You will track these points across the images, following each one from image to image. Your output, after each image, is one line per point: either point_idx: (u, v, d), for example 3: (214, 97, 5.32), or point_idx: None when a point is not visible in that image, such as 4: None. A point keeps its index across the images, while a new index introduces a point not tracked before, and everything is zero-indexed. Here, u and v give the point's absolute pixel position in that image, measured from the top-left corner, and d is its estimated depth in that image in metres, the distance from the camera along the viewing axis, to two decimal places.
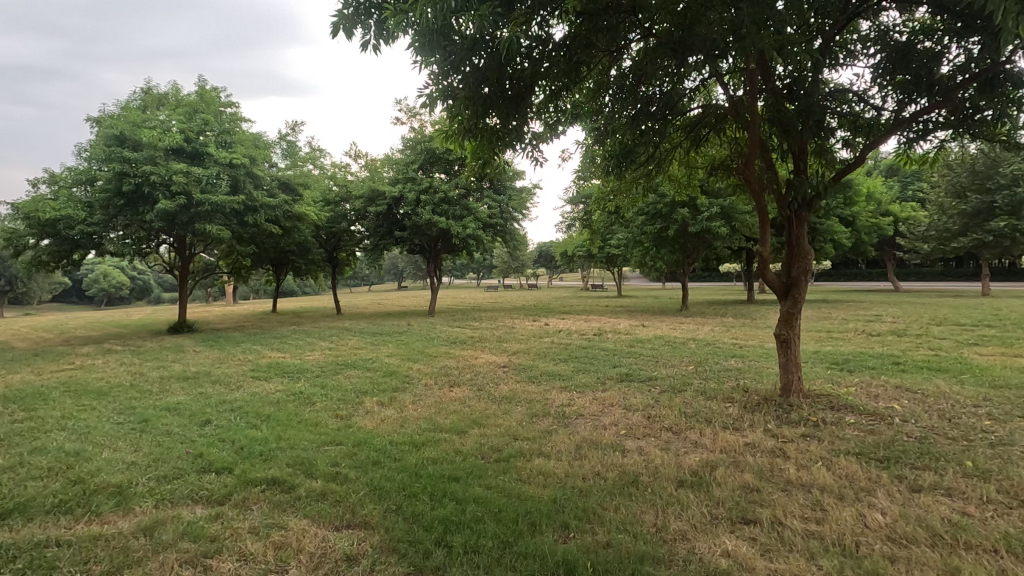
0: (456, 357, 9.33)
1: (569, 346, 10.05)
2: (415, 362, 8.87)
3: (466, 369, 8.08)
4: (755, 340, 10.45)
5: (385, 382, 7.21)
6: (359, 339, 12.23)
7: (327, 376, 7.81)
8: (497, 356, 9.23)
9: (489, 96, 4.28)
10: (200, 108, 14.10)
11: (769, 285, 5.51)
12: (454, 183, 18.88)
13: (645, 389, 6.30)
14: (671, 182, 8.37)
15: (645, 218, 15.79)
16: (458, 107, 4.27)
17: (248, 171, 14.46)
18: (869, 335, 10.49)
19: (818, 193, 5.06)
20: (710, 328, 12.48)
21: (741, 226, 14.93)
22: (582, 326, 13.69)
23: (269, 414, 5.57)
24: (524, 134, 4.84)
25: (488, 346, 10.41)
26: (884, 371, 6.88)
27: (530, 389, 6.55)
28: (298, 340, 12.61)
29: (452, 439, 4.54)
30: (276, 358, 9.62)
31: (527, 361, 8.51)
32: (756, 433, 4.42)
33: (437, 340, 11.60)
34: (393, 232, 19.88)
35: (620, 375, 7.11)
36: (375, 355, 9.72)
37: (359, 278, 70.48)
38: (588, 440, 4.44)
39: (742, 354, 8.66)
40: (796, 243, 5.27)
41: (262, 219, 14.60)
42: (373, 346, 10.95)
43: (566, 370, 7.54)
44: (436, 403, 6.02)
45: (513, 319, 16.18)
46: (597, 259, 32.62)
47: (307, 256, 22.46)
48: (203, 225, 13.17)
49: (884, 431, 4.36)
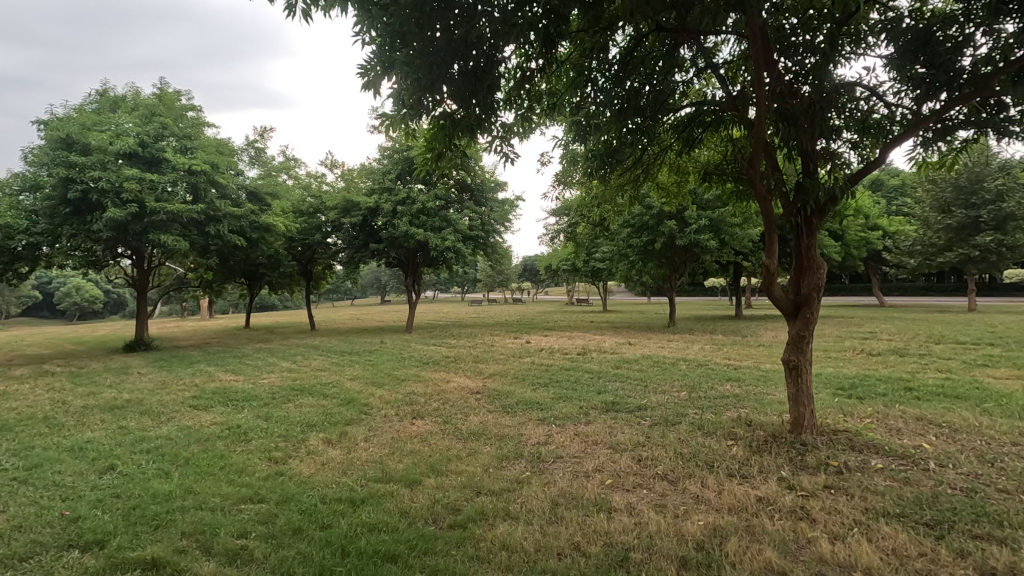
0: (426, 381, 8.48)
1: (550, 367, 9.25)
2: (381, 387, 8.01)
3: (435, 396, 7.23)
4: (749, 360, 9.75)
5: (340, 413, 6.34)
6: (325, 360, 11.31)
7: (276, 404, 6.90)
8: (471, 379, 8.41)
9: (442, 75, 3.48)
10: (159, 111, 13.21)
11: (775, 304, 4.79)
12: (433, 194, 18.16)
13: (634, 421, 5.51)
14: (657, 188, 7.75)
15: (631, 230, 15.15)
16: (406, 91, 3.45)
17: (210, 179, 13.57)
18: (869, 355, 9.87)
19: (834, 197, 4.40)
20: (700, 346, 11.79)
21: (731, 240, 14.33)
22: (565, 344, 12.90)
23: (189, 457, 4.67)
24: (492, 125, 4.09)
25: (464, 368, 9.56)
26: (897, 398, 6.18)
27: (504, 421, 5.74)
28: (259, 360, 11.64)
29: (400, 494, 3.71)
30: (226, 383, 8.66)
31: (503, 386, 7.68)
32: (769, 484, 3.66)
33: (408, 361, 10.72)
34: (369, 244, 19.01)
35: (605, 404, 6.31)
36: (339, 378, 8.84)
37: (341, 293, 69.26)
38: (566, 495, 3.64)
39: (738, 377, 7.94)
40: (807, 254, 4.59)
41: (225, 230, 13.67)
42: (337, 368, 10.02)
43: (545, 398, 6.74)
44: (391, 442, 5.16)
45: (493, 337, 15.35)
46: (582, 273, 31.96)
47: (280, 269, 21.44)
48: (157, 235, 12.20)
49: (922, 481, 3.62)
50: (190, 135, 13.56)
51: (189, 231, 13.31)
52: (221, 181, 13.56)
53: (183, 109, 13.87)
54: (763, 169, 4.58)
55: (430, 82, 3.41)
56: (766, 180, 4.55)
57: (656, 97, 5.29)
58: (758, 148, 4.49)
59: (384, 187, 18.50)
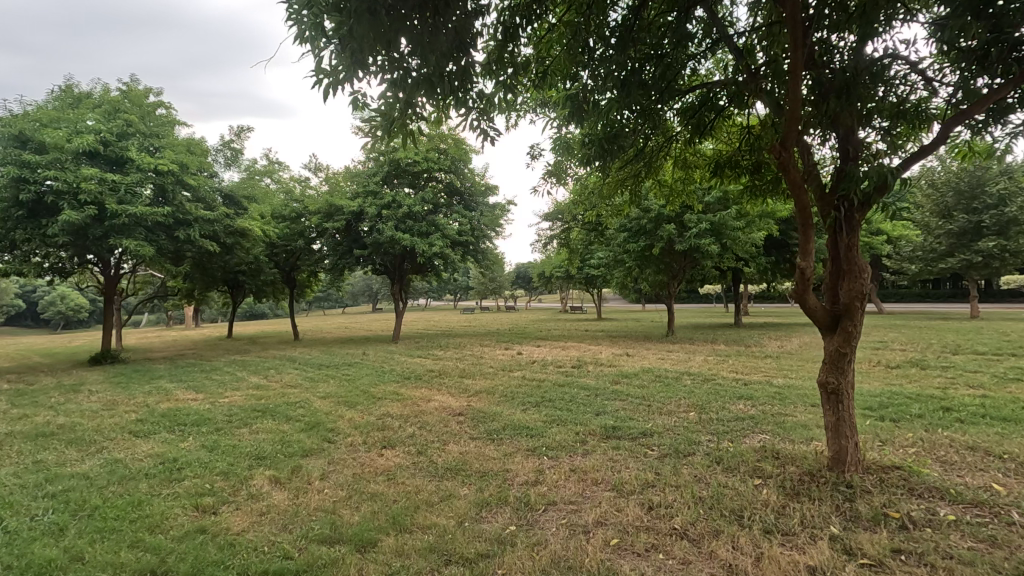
0: (404, 400, 7.63)
1: (543, 383, 8.42)
2: (352, 408, 7.14)
3: (412, 419, 6.38)
4: (758, 374, 8.98)
5: (300, 441, 5.48)
6: (299, 374, 10.42)
7: (229, 430, 6.02)
8: (454, 398, 7.55)
9: (388, 8, 2.58)
10: (123, 107, 12.34)
11: (810, 314, 4.01)
12: (420, 199, 17.35)
13: (639, 453, 4.69)
14: (658, 187, 7.03)
15: (627, 234, 14.36)
16: (341, 28, 2.54)
17: (181, 181, 12.71)
18: (887, 367, 9.13)
19: (883, 186, 3.60)
20: (703, 358, 11.00)
21: (733, 244, 13.54)
22: (560, 355, 12.07)
23: (98, 505, 3.79)
24: (466, 92, 3.27)
25: (447, 384, 8.71)
26: (938, 421, 5.40)
27: (487, 453, 4.90)
28: (227, 375, 10.75)
29: (347, 563, 2.88)
30: (181, 403, 7.75)
31: (489, 407, 6.82)
32: (820, 548, 2.87)
33: (389, 375, 9.86)
34: (353, 250, 18.10)
35: (605, 430, 5.47)
36: (308, 398, 7.94)
37: (333, 301, 68.10)
38: (561, 565, 2.82)
39: (751, 395, 7.14)
40: (849, 256, 3.79)
41: (197, 235, 12.80)
42: (309, 384, 9.14)
43: (536, 422, 5.90)
44: (351, 480, 4.32)
45: (483, 348, 14.48)
46: (577, 280, 31.22)
47: (261, 277, 20.52)
48: (118, 240, 11.31)
49: (1015, 543, 2.84)
50: (158, 134, 12.69)
51: (156, 235, 12.43)
52: (191, 182, 12.67)
53: (153, 106, 13.02)
54: (795, 153, 3.78)
55: (368, 11, 2.49)
56: (800, 167, 3.75)
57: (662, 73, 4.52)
58: (789, 128, 3.69)
59: (369, 190, 17.65)
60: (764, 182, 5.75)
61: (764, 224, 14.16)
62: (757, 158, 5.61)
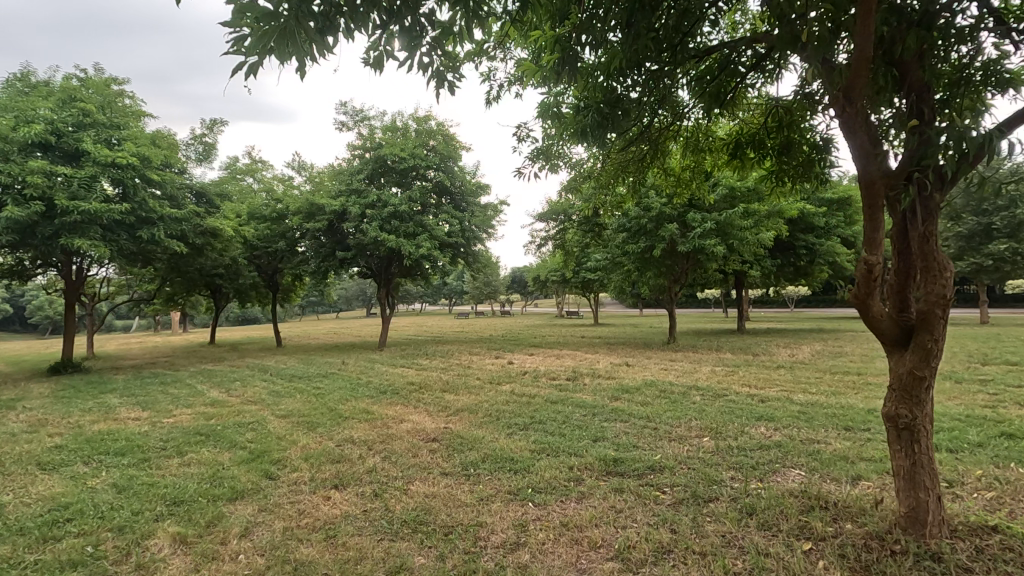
0: (373, 420, 6.64)
1: (533, 399, 7.44)
2: (312, 431, 6.14)
3: (377, 447, 5.39)
4: (774, 388, 8.02)
5: (234, 478, 4.49)
6: (265, 388, 9.40)
7: (155, 462, 5.02)
8: (431, 419, 6.56)
9: None
10: (81, 95, 11.33)
11: (872, 324, 3.05)
12: (407, 197, 16.37)
13: (648, 501, 3.74)
14: (664, 176, 6.16)
15: (626, 235, 13.39)
16: None
17: (143, 177, 11.72)
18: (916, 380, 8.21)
19: (977, 155, 2.58)
20: (710, 368, 10.08)
21: (741, 246, 12.60)
22: (553, 365, 11.08)
23: None
24: (411, 15, 2.36)
25: (426, 401, 7.71)
26: (1005, 454, 4.47)
27: (458, 498, 3.92)
28: (185, 388, 9.72)
29: None
30: (117, 424, 6.71)
31: (469, 431, 5.84)
32: None
33: (363, 390, 8.87)
34: (335, 252, 17.04)
35: (605, 464, 4.51)
36: (264, 418, 6.93)
37: (325, 305, 66.91)
38: None
39: (773, 415, 6.18)
40: (927, 249, 2.80)
41: (162, 234, 11.79)
42: (272, 401, 8.12)
43: (523, 452, 4.92)
44: (278, 538, 3.35)
45: (471, 356, 13.47)
46: (573, 284, 30.30)
47: (240, 280, 19.49)
48: (68, 239, 10.31)
49: None
50: (120, 125, 11.69)
51: (115, 235, 11.44)
52: (155, 177, 11.64)
53: (116, 95, 12.05)
54: (857, 115, 2.77)
55: None
56: (863, 135, 2.74)
57: (674, 23, 3.59)
58: (852, 78, 2.68)
59: (353, 188, 16.68)
60: (794, 168, 4.83)
61: (772, 224, 13.27)
62: (786, 137, 4.69)
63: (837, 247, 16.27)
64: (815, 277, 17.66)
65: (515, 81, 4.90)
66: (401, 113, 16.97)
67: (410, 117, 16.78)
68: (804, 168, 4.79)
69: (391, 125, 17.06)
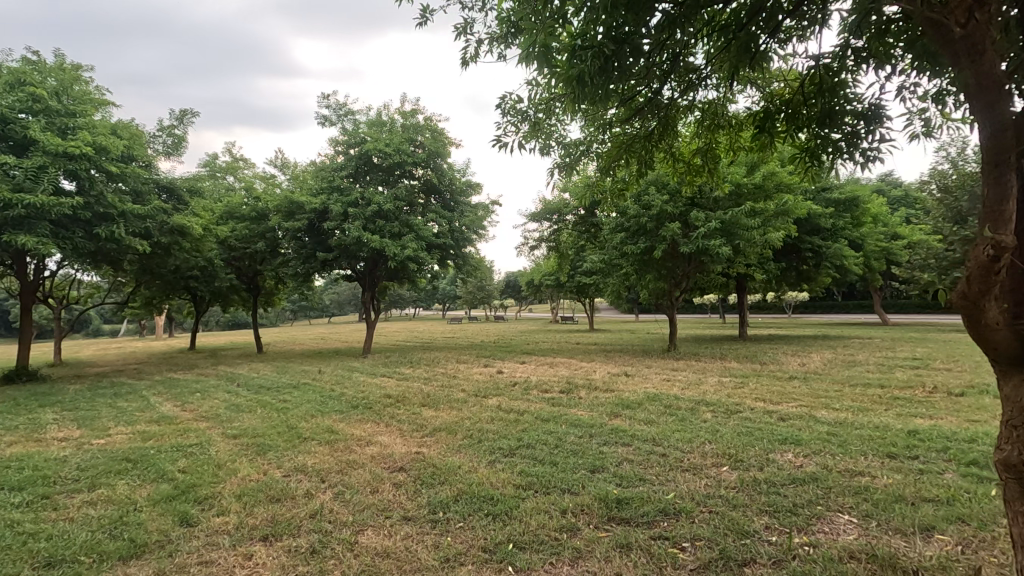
0: (334, 443, 5.73)
1: (522, 416, 6.51)
2: (259, 457, 5.20)
3: (330, 480, 4.46)
4: (791, 403, 7.16)
5: (139, 526, 3.57)
6: (225, 401, 8.43)
7: (55, 500, 4.09)
8: (401, 442, 5.63)
9: None
10: (31, 79, 10.41)
11: (982, 335, 2.14)
12: (392, 195, 15.50)
13: (665, 566, 2.86)
14: (672, 162, 5.40)
15: (624, 235, 12.51)
16: None
17: (100, 169, 10.76)
18: (949, 395, 7.35)
19: None
20: (717, 379, 9.20)
21: (746, 247, 11.77)
22: (546, 376, 10.18)
23: None
24: None
25: (401, 418, 6.79)
26: None
27: (417, 558, 3.03)
28: (137, 401, 8.74)
29: None
30: (35, 447, 5.74)
31: (444, 459, 4.92)
32: None
33: (333, 404, 7.93)
34: (316, 253, 16.05)
35: (606, 506, 3.65)
36: (210, 438, 5.98)
37: (316, 311, 65.62)
38: None
39: (800, 439, 5.29)
40: None
41: (122, 232, 10.85)
42: (227, 417, 7.16)
43: (505, 489, 4.02)
44: None
45: (458, 365, 12.55)
46: (568, 289, 29.41)
47: (217, 283, 18.46)
48: (12, 235, 9.37)
49: None
50: (76, 113, 10.74)
51: (69, 232, 10.50)
52: (114, 169, 10.70)
53: (74, 81, 11.14)
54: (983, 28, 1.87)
55: None
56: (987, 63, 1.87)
57: None
58: None
59: (335, 186, 15.75)
60: (834, 144, 4.01)
61: (779, 225, 12.46)
62: (827, 104, 3.86)
63: (844, 250, 15.46)
64: (820, 281, 16.87)
65: (498, 38, 4.11)
66: (388, 107, 16.08)
67: (397, 111, 15.89)
68: (848, 144, 3.96)
69: (376, 120, 16.16)
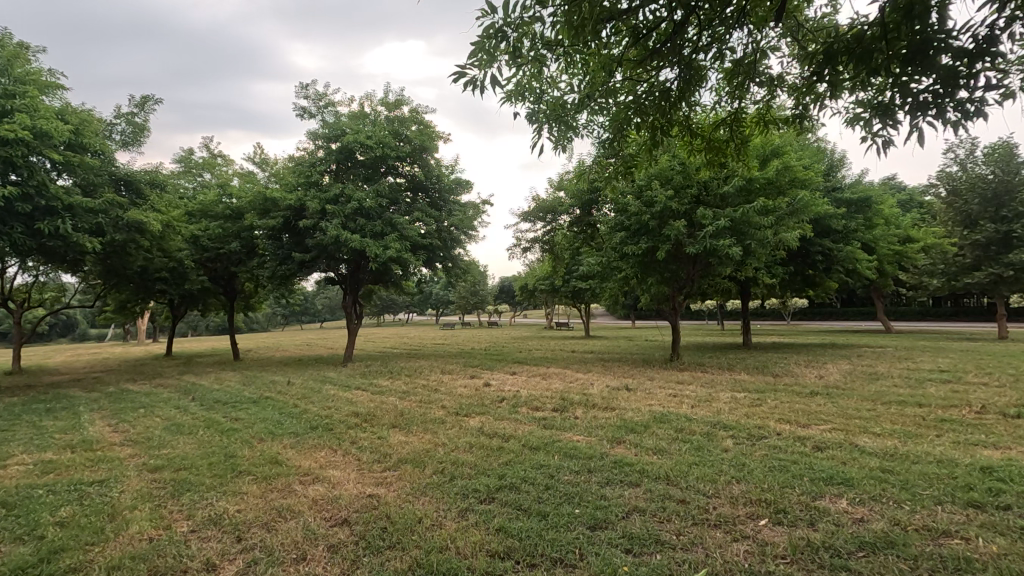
0: (275, 479, 4.63)
1: (506, 444, 5.44)
2: (169, 501, 4.09)
3: (247, 539, 3.38)
4: (823, 427, 6.12)
5: None
6: (167, 420, 7.30)
7: None
8: (355, 480, 4.53)
9: None
10: None
11: None
12: (375, 192, 14.44)
13: None
14: (690, 143, 4.46)
15: (624, 234, 11.44)
16: None
17: (44, 156, 9.67)
18: (1003, 418, 6.33)
19: None
20: (730, 395, 8.15)
21: (757, 247, 10.76)
22: (538, 389, 9.12)
23: None
24: None
25: (363, 444, 5.70)
26: None
27: None
28: (67, 418, 7.59)
29: None
30: None
31: (404, 506, 3.85)
32: None
33: (290, 424, 6.84)
34: (293, 254, 14.95)
35: None
36: (122, 472, 4.87)
37: (305, 316, 64.29)
38: None
39: (850, 478, 4.24)
40: None
41: (67, 227, 9.75)
42: (158, 442, 6.05)
43: (475, 560, 2.96)
44: None
45: (442, 376, 11.46)
46: (562, 293, 28.36)
47: (188, 285, 17.29)
48: None
49: None
50: (17, 95, 9.69)
51: (6, 226, 9.42)
52: (59, 156, 9.60)
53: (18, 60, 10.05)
54: None
55: None
56: None
57: None
58: None
59: (313, 181, 14.70)
60: (917, 96, 2.99)
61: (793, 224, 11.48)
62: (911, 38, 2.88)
63: (857, 253, 14.49)
64: (829, 286, 15.89)
65: None
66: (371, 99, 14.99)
67: (380, 103, 14.82)
68: (938, 95, 2.93)
69: (359, 112, 15.06)
